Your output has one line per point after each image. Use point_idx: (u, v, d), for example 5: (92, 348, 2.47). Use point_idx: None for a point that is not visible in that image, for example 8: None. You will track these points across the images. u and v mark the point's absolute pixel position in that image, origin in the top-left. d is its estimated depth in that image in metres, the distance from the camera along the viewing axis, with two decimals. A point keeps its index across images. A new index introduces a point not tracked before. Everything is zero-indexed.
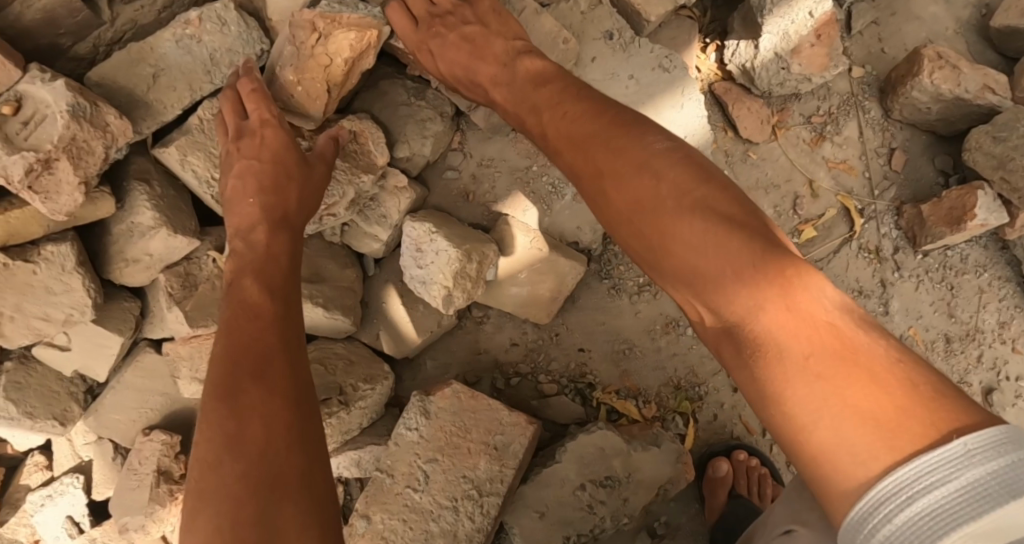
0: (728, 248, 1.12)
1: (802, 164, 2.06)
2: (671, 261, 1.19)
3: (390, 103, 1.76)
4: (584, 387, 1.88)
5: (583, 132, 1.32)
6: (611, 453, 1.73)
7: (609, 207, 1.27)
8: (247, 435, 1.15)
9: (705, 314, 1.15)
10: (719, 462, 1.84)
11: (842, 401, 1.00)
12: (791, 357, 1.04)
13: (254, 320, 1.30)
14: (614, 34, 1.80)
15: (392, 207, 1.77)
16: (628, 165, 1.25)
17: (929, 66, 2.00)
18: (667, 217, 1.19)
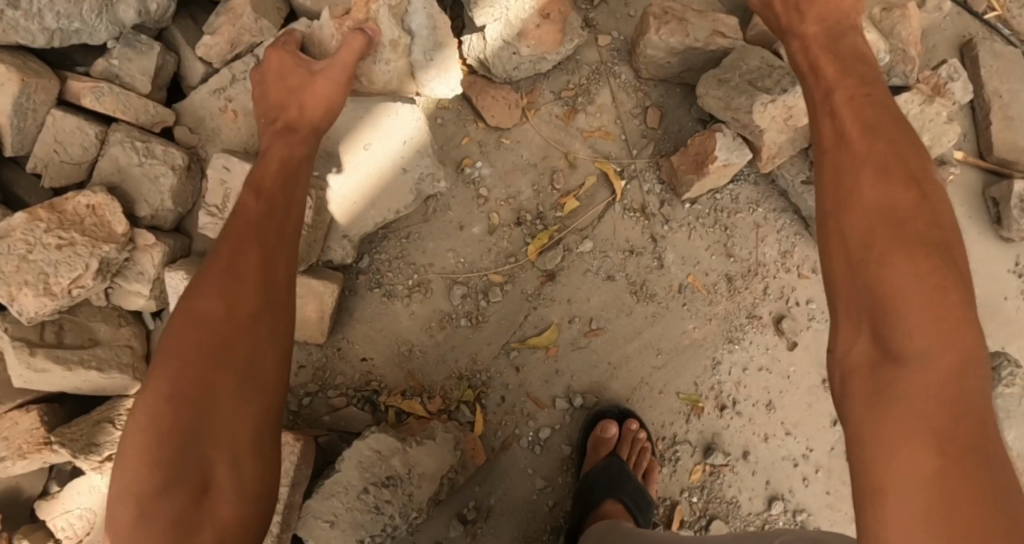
0: (930, 287, 1.20)
1: (556, 139, 2.12)
2: (863, 257, 1.27)
3: (123, 168, 1.86)
4: (370, 394, 1.97)
5: (857, 119, 1.42)
6: (388, 454, 1.81)
7: (836, 201, 1.36)
8: (163, 426, 1.38)
9: (865, 331, 1.24)
10: (607, 426, 1.93)
11: (942, 403, 1.11)
12: (907, 412, 1.13)
13: (228, 271, 1.51)
14: None
15: (147, 262, 1.87)
16: (884, 159, 1.35)
17: (656, 22, 2.03)
18: (880, 228, 1.28)
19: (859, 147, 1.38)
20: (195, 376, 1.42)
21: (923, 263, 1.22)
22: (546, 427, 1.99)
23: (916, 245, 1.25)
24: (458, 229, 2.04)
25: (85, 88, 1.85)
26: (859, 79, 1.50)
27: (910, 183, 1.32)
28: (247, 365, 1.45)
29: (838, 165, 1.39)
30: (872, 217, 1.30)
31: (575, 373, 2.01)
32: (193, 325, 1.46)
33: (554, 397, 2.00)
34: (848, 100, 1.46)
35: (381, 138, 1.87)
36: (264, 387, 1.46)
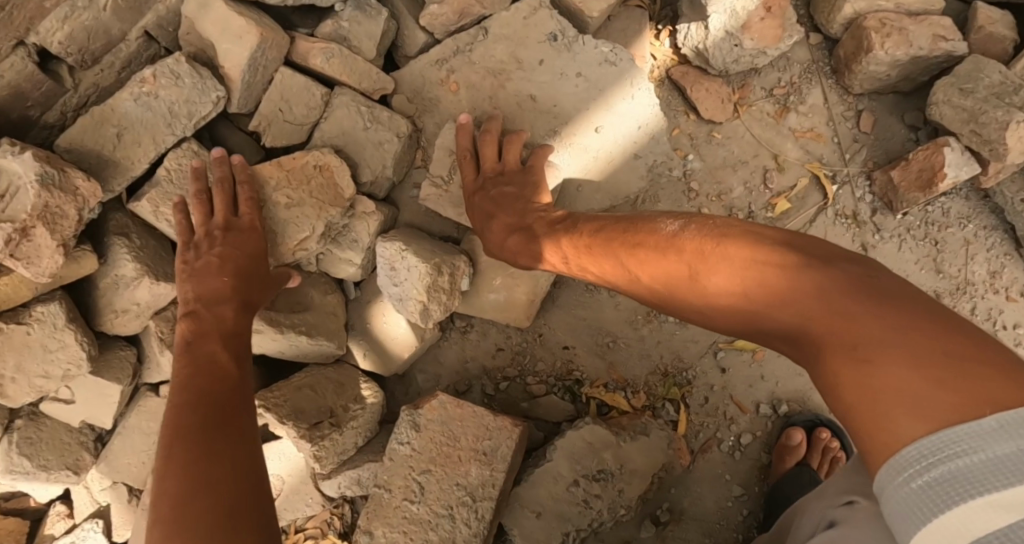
0: (767, 281, 1.12)
1: (767, 139, 2.06)
2: (825, 284, 1.05)
3: (350, 133, 1.80)
4: (572, 384, 1.91)
5: (637, 263, 1.36)
6: (600, 446, 1.75)
7: (707, 303, 1.23)
8: (194, 453, 1.21)
9: (786, 346, 1.11)
10: (794, 432, 1.87)
11: (899, 351, 0.94)
12: (862, 338, 0.97)
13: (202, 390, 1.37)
14: (557, 35, 1.83)
15: (363, 231, 1.81)
16: (718, 247, 1.21)
17: (879, 38, 1.97)
18: (701, 273, 1.22)
19: (665, 268, 1.30)
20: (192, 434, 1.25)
21: (759, 258, 1.14)
22: (747, 433, 1.92)
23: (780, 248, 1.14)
24: None
25: (314, 49, 1.79)
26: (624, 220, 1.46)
27: (779, 249, 1.14)
28: (242, 438, 1.27)
29: (686, 270, 1.25)
30: (665, 274, 1.30)
31: (780, 380, 1.93)
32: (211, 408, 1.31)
33: (757, 402, 1.93)
34: (643, 230, 1.38)
35: (612, 121, 1.81)
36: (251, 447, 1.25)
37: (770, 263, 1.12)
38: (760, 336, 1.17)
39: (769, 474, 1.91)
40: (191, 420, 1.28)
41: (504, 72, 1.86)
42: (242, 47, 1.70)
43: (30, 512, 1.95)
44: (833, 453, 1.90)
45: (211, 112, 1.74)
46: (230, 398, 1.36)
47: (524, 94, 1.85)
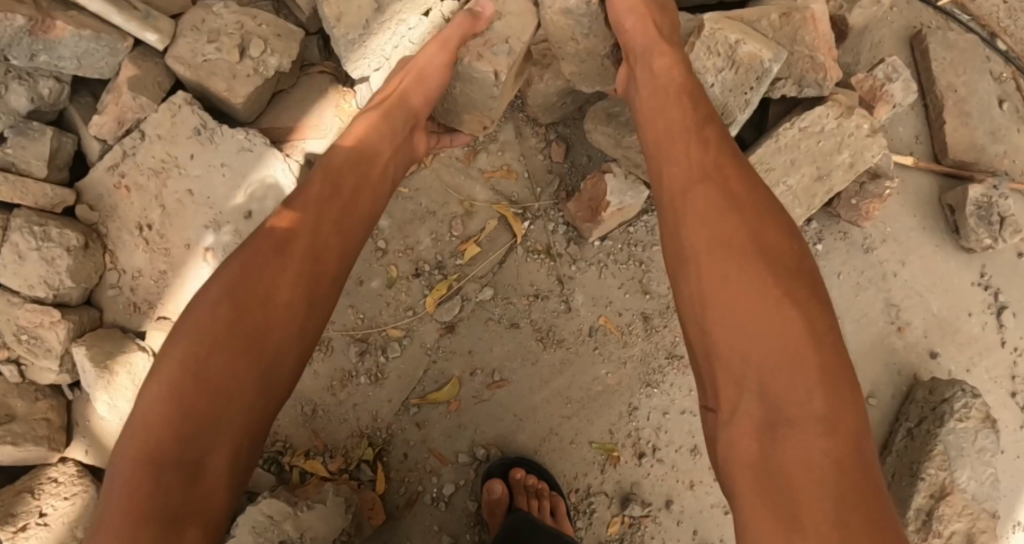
0: (800, 366, 1.19)
1: (456, 184, 2.04)
2: (806, 313, 1.23)
3: (15, 251, 1.89)
4: (275, 454, 1.97)
5: (715, 225, 1.33)
6: (280, 519, 1.80)
7: (727, 313, 1.26)
8: (187, 412, 1.28)
9: (747, 395, 1.21)
10: (491, 485, 1.88)
11: (779, 421, 1.17)
12: (805, 488, 1.12)
13: (250, 346, 1.33)
14: (200, 129, 1.93)
15: (53, 338, 1.93)
16: (726, 258, 1.29)
17: (538, 71, 1.91)
18: (727, 310, 1.26)
19: (721, 243, 1.31)
20: (181, 393, 1.29)
21: (809, 323, 1.22)
22: (450, 483, 1.94)
23: (812, 307, 1.24)
24: (356, 284, 1.99)
25: None
26: (692, 138, 1.44)
27: (785, 303, 1.23)
28: (247, 429, 1.32)
29: (735, 249, 1.29)
30: (709, 283, 1.30)
31: (479, 426, 1.96)
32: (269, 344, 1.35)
33: (457, 452, 1.95)
34: (707, 185, 1.37)
35: (259, 202, 1.93)
36: (239, 439, 1.31)
37: (787, 297, 1.24)
38: (721, 374, 1.25)
39: (487, 529, 1.94)
40: (168, 389, 1.29)
41: (163, 170, 1.95)
42: None
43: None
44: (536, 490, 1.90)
45: None
46: (268, 341, 1.35)
47: (181, 190, 1.94)
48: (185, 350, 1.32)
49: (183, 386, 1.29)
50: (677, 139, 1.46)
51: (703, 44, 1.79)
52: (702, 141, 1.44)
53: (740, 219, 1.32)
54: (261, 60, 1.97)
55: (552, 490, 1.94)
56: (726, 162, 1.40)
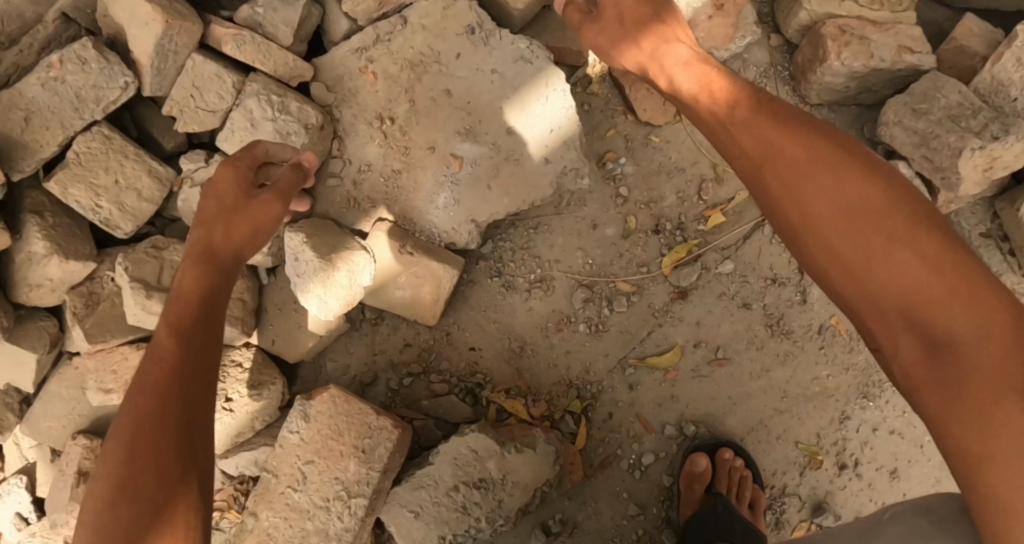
0: (908, 285, 1.05)
1: (709, 146, 1.94)
2: (947, 276, 1.04)
3: (253, 120, 1.77)
4: (474, 386, 1.88)
5: (819, 184, 1.14)
6: (485, 455, 1.73)
7: (831, 237, 1.12)
8: (138, 423, 1.19)
9: (901, 327, 1.06)
10: (697, 458, 1.81)
11: (1002, 350, 0.99)
12: (977, 453, 0.96)
13: (191, 372, 1.24)
14: (474, 28, 1.75)
15: None
16: (850, 245, 1.10)
17: (834, 46, 1.82)
18: (861, 267, 1.09)
19: (808, 212, 1.15)
20: (148, 425, 1.18)
21: (903, 274, 1.05)
22: (650, 453, 1.86)
23: (934, 230, 1.07)
24: (591, 227, 1.90)
25: (227, 35, 1.76)
26: (781, 112, 1.22)
27: (898, 249, 1.06)
28: (169, 476, 1.15)
29: (803, 212, 1.15)
30: (834, 216, 1.12)
31: (693, 401, 1.87)
32: (193, 295, 1.36)
33: (664, 423, 1.87)
34: (841, 154, 1.15)
35: (527, 120, 1.73)
36: (207, 492, 1.19)
37: (948, 246, 1.06)
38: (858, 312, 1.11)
39: (679, 508, 1.86)
40: (125, 425, 1.19)
41: (421, 64, 1.79)
42: (149, 32, 1.70)
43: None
44: (740, 476, 1.83)
45: (120, 97, 1.74)
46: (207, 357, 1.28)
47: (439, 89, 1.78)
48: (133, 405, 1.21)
49: (122, 437, 1.18)
50: (765, 118, 1.23)
51: (1014, 55, 1.73)
52: (771, 122, 1.22)
53: (836, 155, 1.15)
54: None
55: (755, 483, 1.86)
56: (795, 138, 1.19)
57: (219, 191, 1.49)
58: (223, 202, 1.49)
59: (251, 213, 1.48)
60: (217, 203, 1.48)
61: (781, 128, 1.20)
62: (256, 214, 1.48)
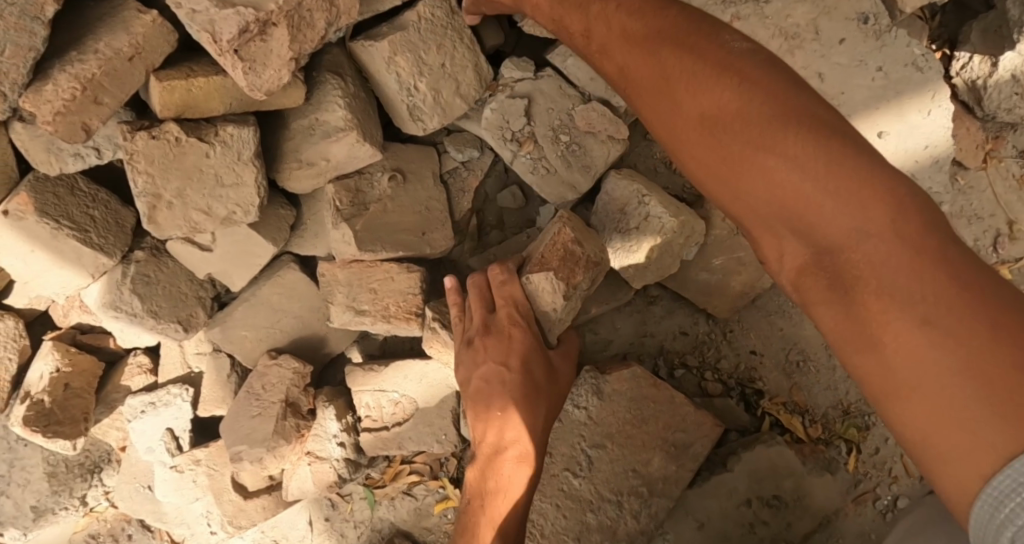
0: (808, 170, 0.96)
1: (1007, 201, 1.86)
2: (828, 150, 0.96)
3: None
4: (751, 393, 1.72)
5: (733, 163, 1.03)
6: (783, 472, 1.57)
7: (694, 139, 1.08)
8: (486, 484, 1.43)
9: (785, 234, 0.99)
10: None
11: (942, 334, 0.84)
12: (937, 353, 0.84)
13: (506, 419, 1.42)
14: (869, 18, 1.62)
15: (598, 158, 1.57)
16: (702, 123, 1.07)
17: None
18: (732, 149, 1.03)
19: (744, 185, 1.02)
20: (500, 461, 1.42)
21: (830, 154, 0.96)
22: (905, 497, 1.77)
23: (819, 129, 0.98)
24: None
25: None
26: (628, 28, 1.17)
27: (801, 129, 0.98)
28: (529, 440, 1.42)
29: (724, 160, 1.05)
30: (695, 112, 1.08)
31: None
32: (524, 370, 1.43)
33: None
34: (686, 67, 1.09)
35: (900, 130, 1.63)
36: (513, 480, 1.41)
37: (811, 125, 0.98)
38: (755, 214, 1.02)
39: None
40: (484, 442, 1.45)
41: (797, 38, 1.64)
42: None
43: (105, 352, 1.68)
44: None
45: None
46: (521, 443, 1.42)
47: (812, 71, 1.63)
48: (496, 398, 1.44)
49: (490, 423, 1.45)
50: (681, 81, 1.10)
51: None
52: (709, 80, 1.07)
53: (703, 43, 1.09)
54: None
55: None
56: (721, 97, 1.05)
57: (503, 354, 1.43)
58: (525, 394, 1.42)
59: (553, 392, 1.46)
60: (462, 332, 1.49)
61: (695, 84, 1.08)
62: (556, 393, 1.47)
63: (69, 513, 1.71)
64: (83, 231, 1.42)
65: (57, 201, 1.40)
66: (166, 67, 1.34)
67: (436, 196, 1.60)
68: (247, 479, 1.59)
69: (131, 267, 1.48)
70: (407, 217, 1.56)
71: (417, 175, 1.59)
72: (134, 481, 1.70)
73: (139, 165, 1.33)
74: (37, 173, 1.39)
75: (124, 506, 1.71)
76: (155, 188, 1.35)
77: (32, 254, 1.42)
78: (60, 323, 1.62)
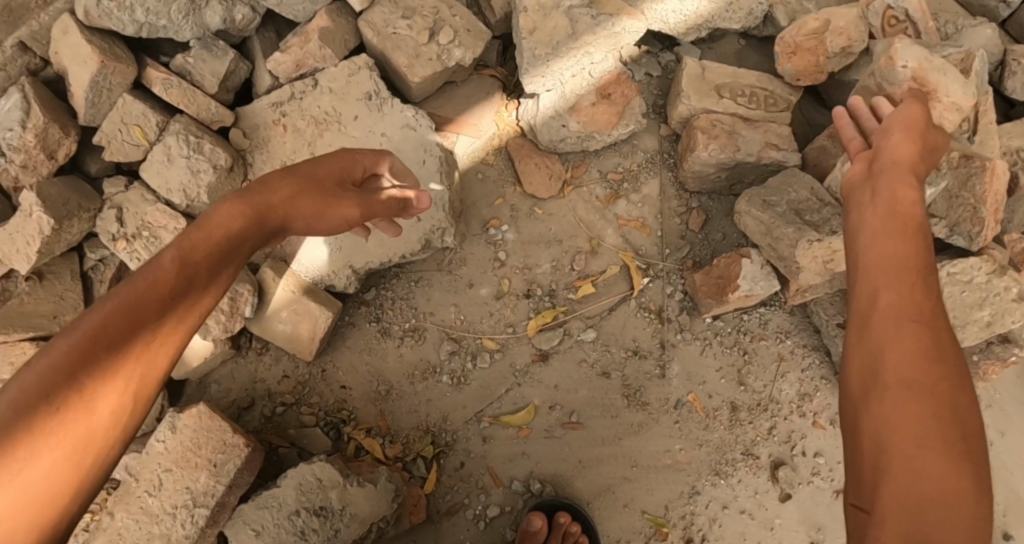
0: (922, 291, 1.19)
1: (589, 221, 2.08)
2: (928, 294, 1.18)
3: (170, 155, 1.96)
4: (338, 422, 1.99)
5: (895, 286, 1.19)
6: (328, 485, 1.82)
7: (881, 236, 1.29)
8: (182, 256, 1.17)
9: (880, 291, 1.20)
10: (532, 517, 1.85)
11: (906, 376, 1.10)
12: (877, 408, 1.10)
13: (224, 241, 1.25)
14: (371, 95, 1.96)
15: (171, 244, 1.99)
16: (885, 219, 1.31)
17: (704, 138, 1.98)
18: (876, 268, 1.24)
19: (892, 297, 1.18)
20: (176, 279, 1.15)
21: (932, 289, 1.19)
22: (495, 505, 1.93)
23: (919, 271, 1.21)
24: (466, 286, 2.03)
25: (158, 78, 1.97)
26: (870, 231, 1.31)
27: (908, 232, 1.28)
28: (235, 255, 1.28)
29: (908, 274, 1.21)
30: (881, 213, 1.33)
31: (541, 461, 1.94)
32: (243, 207, 1.32)
33: (512, 477, 1.94)
34: (896, 221, 1.30)
35: None
36: (187, 334, 1.18)
37: (914, 228, 1.29)
38: (868, 347, 1.16)
39: None
40: (189, 247, 1.20)
41: (325, 122, 1.99)
42: (86, 69, 1.92)
43: None
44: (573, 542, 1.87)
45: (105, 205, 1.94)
46: (205, 288, 1.20)
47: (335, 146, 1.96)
48: (217, 223, 1.27)
49: (189, 260, 1.18)
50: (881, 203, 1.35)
51: None
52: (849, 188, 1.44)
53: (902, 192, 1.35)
54: (448, 48, 2.00)
55: None
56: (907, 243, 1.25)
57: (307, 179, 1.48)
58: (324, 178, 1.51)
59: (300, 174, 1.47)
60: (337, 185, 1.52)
61: (897, 238, 1.27)
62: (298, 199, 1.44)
63: None
64: None
65: None
66: None
67: (74, 288, 2.07)
68: None
69: None
70: (44, 305, 2.03)
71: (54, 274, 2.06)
72: None
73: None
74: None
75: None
76: None
77: None
78: None
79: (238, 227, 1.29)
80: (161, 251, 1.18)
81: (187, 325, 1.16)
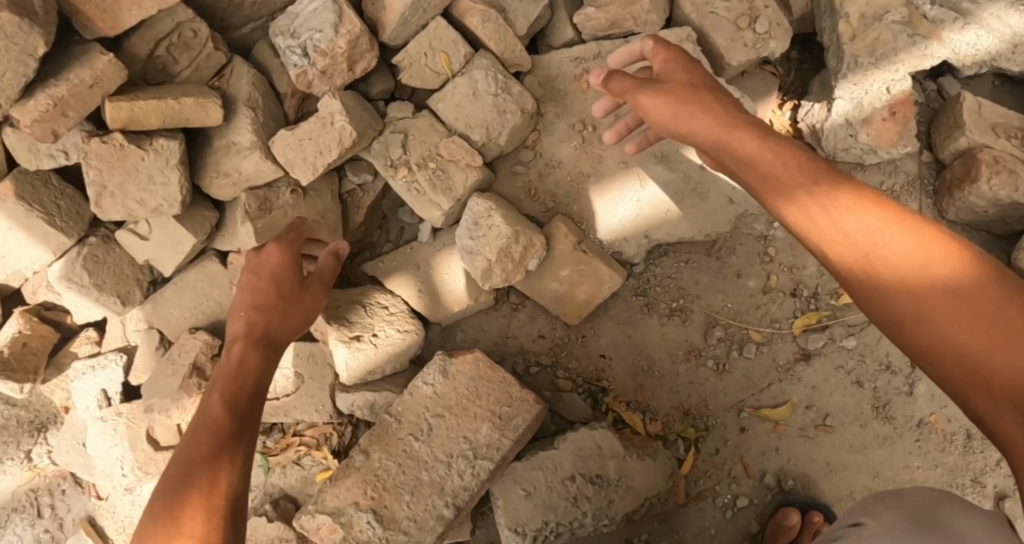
0: (863, 227, 1.09)
1: None
2: (874, 226, 1.09)
3: (477, 92, 1.89)
4: (597, 390, 1.96)
5: (865, 222, 1.10)
6: (607, 453, 1.79)
7: (777, 180, 1.21)
8: (210, 429, 1.38)
9: (848, 242, 1.10)
10: (789, 512, 1.84)
11: (943, 324, 1.02)
12: (984, 361, 1.00)
13: (240, 399, 1.47)
14: None
15: (458, 182, 1.91)
16: (777, 159, 1.22)
17: (989, 172, 2.02)
18: (781, 197, 1.20)
19: (827, 238, 1.13)
20: (216, 434, 1.37)
21: (867, 216, 1.11)
22: (745, 496, 1.93)
23: (873, 199, 1.12)
24: (734, 276, 2.00)
25: (475, 10, 1.90)
26: (808, 168, 1.19)
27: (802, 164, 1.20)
28: (253, 405, 1.48)
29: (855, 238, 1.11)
30: (775, 156, 1.23)
31: (793, 459, 1.95)
32: (248, 376, 1.53)
33: (763, 471, 1.94)
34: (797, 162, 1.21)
35: None
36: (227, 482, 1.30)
37: (814, 164, 1.19)
38: (869, 293, 1.09)
39: None
40: (211, 417, 1.41)
41: None
42: None
43: (64, 326, 2.12)
44: None
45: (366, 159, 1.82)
46: (248, 404, 1.47)
47: None
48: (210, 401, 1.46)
49: (205, 422, 1.39)
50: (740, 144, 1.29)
51: None
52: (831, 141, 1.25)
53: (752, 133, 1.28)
54: (763, 37, 1.99)
55: None
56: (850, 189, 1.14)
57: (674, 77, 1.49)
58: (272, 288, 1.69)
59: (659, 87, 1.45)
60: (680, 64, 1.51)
61: (839, 200, 1.13)
62: (267, 321, 1.65)
63: (14, 463, 2.10)
64: (50, 215, 1.89)
65: (34, 189, 1.88)
66: (118, 94, 1.77)
67: (332, 209, 1.97)
68: (163, 429, 1.96)
69: (85, 248, 1.94)
70: None
71: (316, 192, 1.95)
72: (72, 438, 2.09)
73: (92, 162, 1.75)
74: (22, 168, 1.87)
75: (61, 458, 2.10)
76: (103, 181, 1.76)
77: (11, 231, 1.90)
78: (30, 299, 2.09)
79: (250, 391, 1.51)
80: (206, 405, 1.46)
81: (218, 433, 1.37)
